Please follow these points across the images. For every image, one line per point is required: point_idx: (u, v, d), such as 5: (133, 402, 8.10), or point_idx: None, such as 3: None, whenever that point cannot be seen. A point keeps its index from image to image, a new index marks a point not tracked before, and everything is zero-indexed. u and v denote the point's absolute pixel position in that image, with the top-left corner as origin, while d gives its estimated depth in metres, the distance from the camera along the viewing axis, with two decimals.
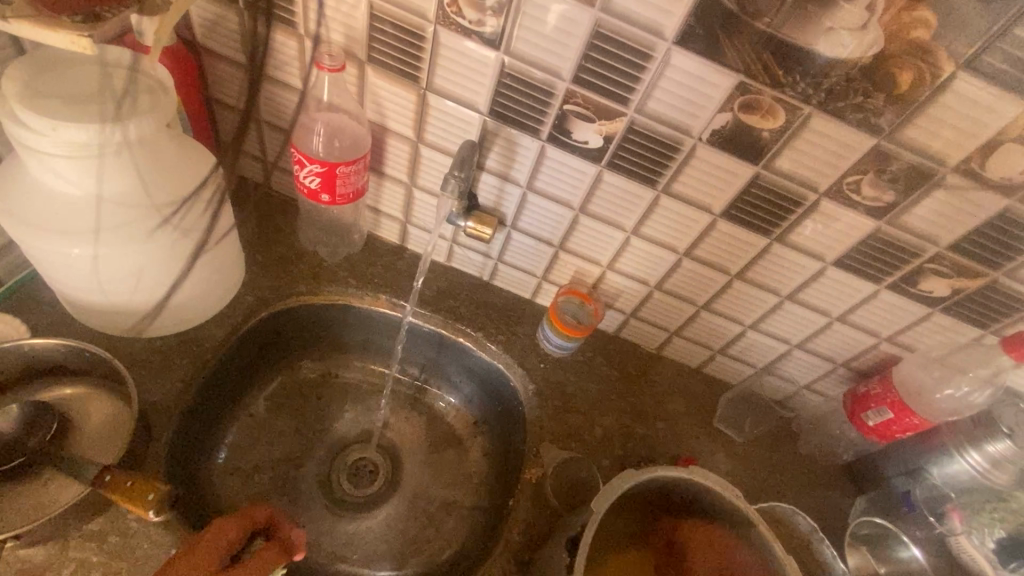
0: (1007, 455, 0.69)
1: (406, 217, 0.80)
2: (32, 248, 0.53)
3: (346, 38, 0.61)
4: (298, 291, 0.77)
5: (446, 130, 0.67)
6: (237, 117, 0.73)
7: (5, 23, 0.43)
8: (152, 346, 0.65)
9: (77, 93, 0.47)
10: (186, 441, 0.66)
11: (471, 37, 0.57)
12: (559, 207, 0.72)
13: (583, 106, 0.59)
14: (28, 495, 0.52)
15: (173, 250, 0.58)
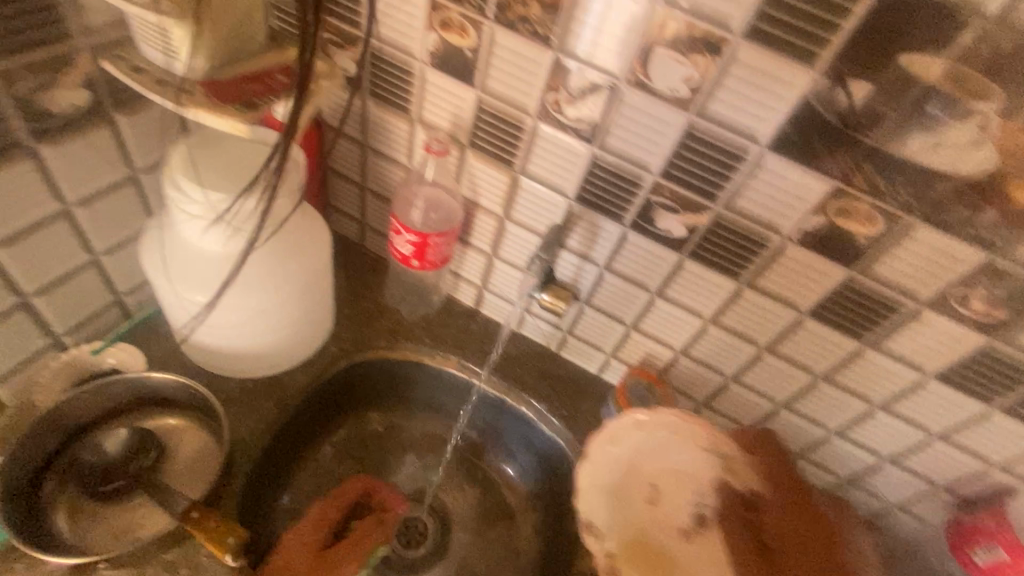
0: None
1: (483, 283, 0.83)
2: (163, 292, 0.60)
3: (453, 124, 0.67)
4: (377, 345, 0.81)
5: (533, 210, 0.71)
6: (347, 183, 0.81)
7: (185, 109, 0.51)
8: (243, 386, 0.70)
9: (227, 166, 0.54)
10: (259, 482, 0.69)
11: (566, 130, 0.61)
12: (637, 289, 0.72)
13: (669, 198, 0.61)
14: (122, 517, 0.57)
15: (279, 306, 0.63)
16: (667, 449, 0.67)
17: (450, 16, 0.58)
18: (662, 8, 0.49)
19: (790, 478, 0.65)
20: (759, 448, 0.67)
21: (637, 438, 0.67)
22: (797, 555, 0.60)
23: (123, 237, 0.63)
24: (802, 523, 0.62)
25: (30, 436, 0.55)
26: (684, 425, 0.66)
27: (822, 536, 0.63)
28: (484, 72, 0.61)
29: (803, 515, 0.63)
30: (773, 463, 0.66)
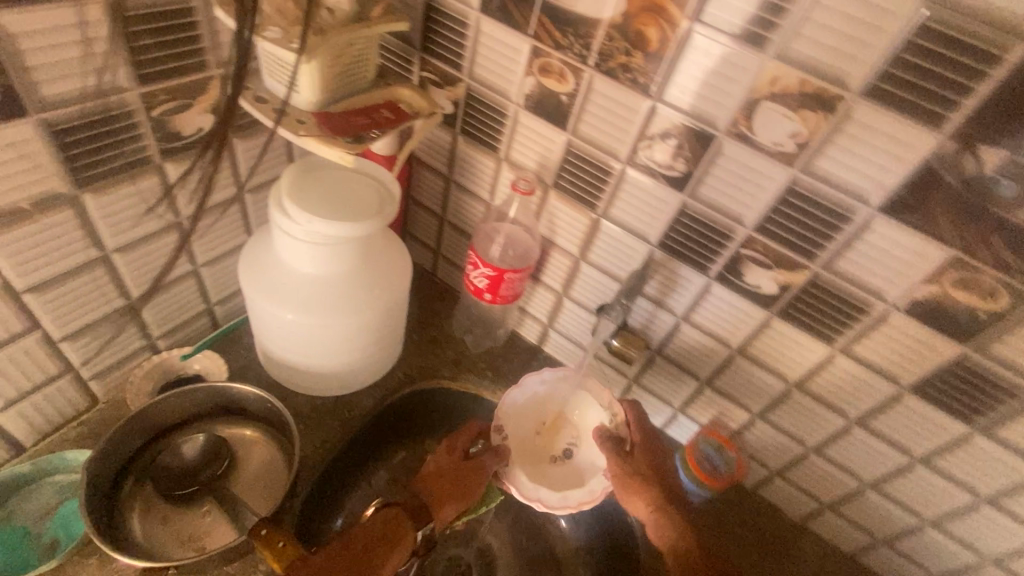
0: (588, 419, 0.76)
1: (550, 321, 0.82)
2: (253, 307, 0.62)
3: (539, 164, 0.68)
4: (440, 375, 0.81)
5: (612, 254, 0.70)
6: (427, 213, 0.83)
7: (298, 137, 0.53)
8: (311, 403, 0.72)
9: (329, 194, 0.57)
10: (315, 503, 0.69)
11: (657, 177, 0.60)
12: (715, 344, 0.69)
13: (762, 253, 0.59)
14: (187, 524, 0.59)
15: (357, 330, 0.64)
16: (554, 402, 0.79)
17: (550, 63, 0.59)
18: (774, 64, 0.48)
19: (652, 433, 0.71)
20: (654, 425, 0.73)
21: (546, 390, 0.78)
22: (640, 472, 0.68)
23: (222, 251, 0.67)
24: (650, 455, 0.69)
25: (118, 436, 0.57)
26: (597, 390, 0.77)
27: (670, 477, 0.69)
28: (578, 116, 0.61)
29: (656, 457, 0.69)
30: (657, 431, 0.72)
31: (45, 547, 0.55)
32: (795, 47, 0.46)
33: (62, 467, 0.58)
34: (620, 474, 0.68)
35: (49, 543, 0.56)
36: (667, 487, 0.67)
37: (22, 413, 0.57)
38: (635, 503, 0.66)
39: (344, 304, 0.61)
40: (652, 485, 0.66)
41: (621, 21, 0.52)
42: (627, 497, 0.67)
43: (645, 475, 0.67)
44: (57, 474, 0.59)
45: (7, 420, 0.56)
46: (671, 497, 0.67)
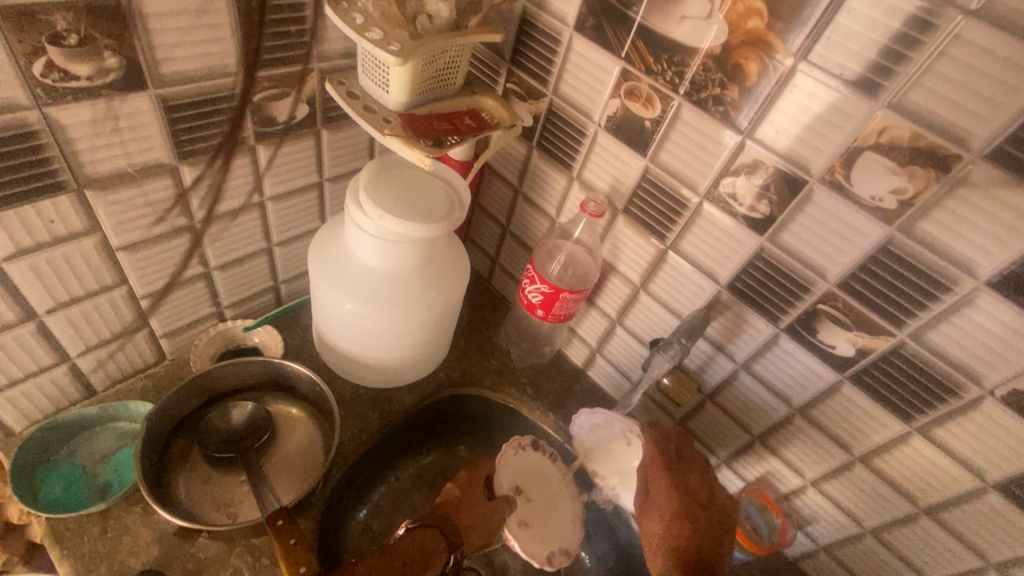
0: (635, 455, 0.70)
1: (598, 346, 0.80)
2: (316, 292, 0.65)
3: (611, 188, 0.67)
4: (481, 383, 0.81)
5: (676, 289, 0.67)
6: (492, 222, 0.84)
7: (382, 135, 0.54)
8: (355, 392, 0.73)
9: (402, 193, 0.58)
10: (344, 492, 0.70)
11: (735, 216, 0.58)
12: (774, 398, 0.65)
13: (842, 312, 0.54)
14: (224, 488, 0.61)
15: (410, 329, 0.65)
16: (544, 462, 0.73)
17: (639, 87, 0.58)
18: (885, 113, 0.44)
19: (668, 479, 0.62)
20: (677, 461, 0.64)
21: (613, 429, 0.72)
22: (656, 534, 0.60)
23: (295, 233, 0.70)
24: (666, 508, 0.61)
25: (180, 393, 0.60)
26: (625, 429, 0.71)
27: (691, 530, 0.59)
28: (659, 144, 0.59)
29: (673, 508, 0.60)
30: (673, 470, 0.63)
31: (97, 490, 0.59)
32: (911, 97, 0.43)
33: (126, 415, 0.63)
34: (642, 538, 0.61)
35: (100, 486, 0.59)
36: (688, 546, 0.58)
37: (98, 359, 0.61)
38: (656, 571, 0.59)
39: (401, 302, 0.62)
40: (672, 542, 0.59)
41: (720, 53, 0.51)
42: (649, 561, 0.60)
43: (660, 536, 0.60)
44: (120, 421, 0.63)
45: (85, 364, 0.60)
46: (695, 559, 0.58)
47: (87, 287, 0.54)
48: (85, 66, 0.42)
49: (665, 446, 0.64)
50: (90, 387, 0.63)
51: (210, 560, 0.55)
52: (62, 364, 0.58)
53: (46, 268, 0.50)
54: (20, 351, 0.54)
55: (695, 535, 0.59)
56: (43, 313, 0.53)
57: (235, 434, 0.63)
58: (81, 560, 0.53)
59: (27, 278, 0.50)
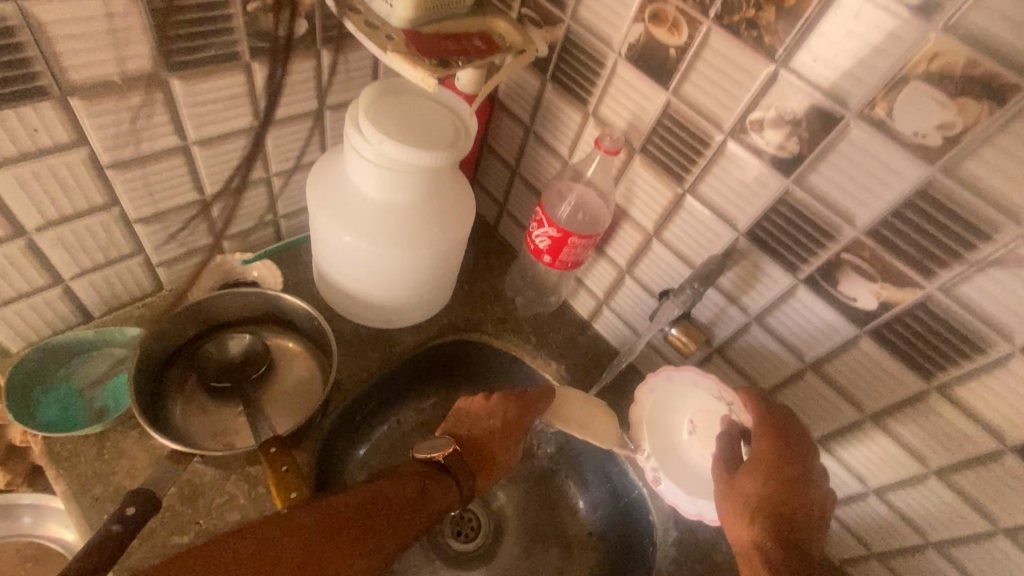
0: (700, 422, 0.62)
1: (606, 297, 0.78)
2: (315, 224, 0.62)
3: (629, 126, 0.62)
4: (483, 329, 0.79)
5: (690, 237, 0.64)
6: (502, 164, 0.80)
7: (382, 53, 0.50)
8: (355, 332, 0.72)
9: (406, 120, 0.55)
10: (341, 429, 0.69)
11: (760, 156, 0.54)
12: (786, 354, 0.62)
13: (867, 262, 0.51)
14: (221, 418, 0.61)
15: (412, 267, 0.63)
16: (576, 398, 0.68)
17: (665, 10, 0.53)
18: (940, 36, 0.40)
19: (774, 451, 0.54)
20: (792, 434, 0.55)
21: (687, 403, 0.64)
22: (756, 495, 0.52)
23: (295, 163, 0.67)
24: (774, 473, 0.53)
25: (176, 320, 0.59)
26: (694, 394, 0.64)
27: (795, 503, 0.52)
28: (683, 75, 0.55)
29: (784, 475, 0.53)
30: (789, 443, 0.54)
31: (93, 413, 0.59)
32: (972, 15, 0.38)
33: (122, 342, 0.62)
34: (727, 496, 0.54)
35: (97, 409, 0.59)
36: (786, 519, 0.52)
37: (94, 283, 0.60)
38: (737, 533, 0.53)
39: (404, 237, 0.59)
40: (764, 514, 0.52)
41: None
42: (730, 524, 0.53)
43: (763, 500, 0.52)
44: (116, 346, 0.62)
45: (80, 287, 0.59)
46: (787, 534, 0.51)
47: (78, 205, 0.52)
48: None
49: (775, 417, 0.56)
50: (86, 312, 0.62)
51: (204, 485, 0.55)
52: (56, 286, 0.57)
53: (31, 181, 0.48)
54: (11, 267, 0.52)
55: (796, 511, 0.52)
56: (32, 231, 0.51)
57: (233, 366, 0.62)
58: (76, 479, 0.53)
59: (12, 190, 0.47)
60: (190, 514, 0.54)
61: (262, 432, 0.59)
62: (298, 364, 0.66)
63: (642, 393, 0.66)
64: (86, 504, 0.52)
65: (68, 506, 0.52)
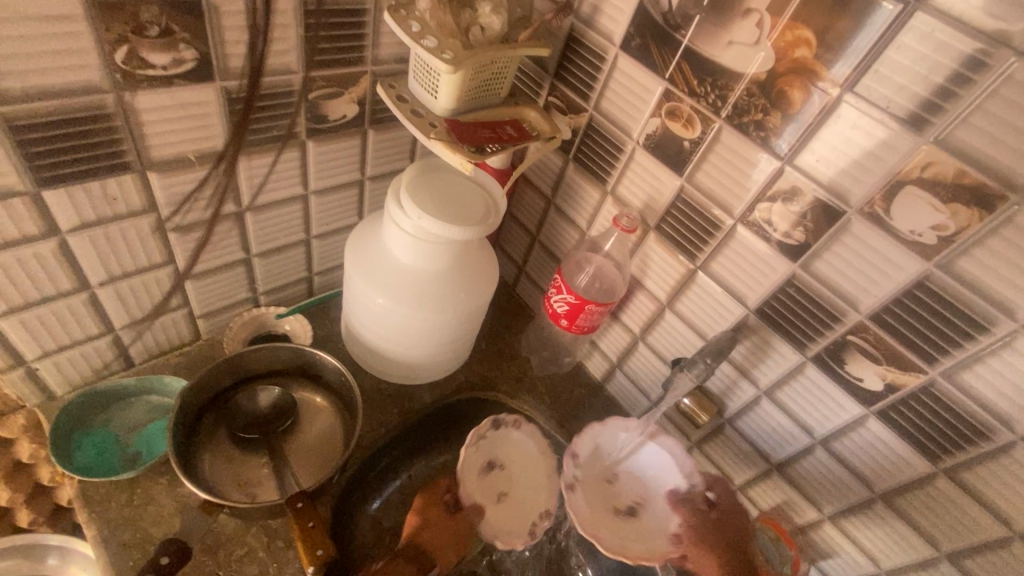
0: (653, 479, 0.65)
1: (619, 361, 0.80)
2: (350, 284, 0.66)
3: (645, 205, 0.67)
4: (499, 388, 0.81)
5: (702, 310, 0.67)
6: (523, 231, 0.85)
7: (427, 139, 0.56)
8: (377, 386, 0.75)
9: (442, 195, 0.60)
10: (358, 483, 0.71)
11: (768, 241, 0.58)
12: (796, 428, 0.64)
13: (872, 344, 0.54)
14: (246, 469, 0.63)
15: (438, 328, 0.67)
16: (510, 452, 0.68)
17: (680, 108, 0.59)
18: (930, 148, 0.44)
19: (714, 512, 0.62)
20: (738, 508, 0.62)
21: (646, 457, 0.66)
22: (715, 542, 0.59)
23: (333, 227, 0.72)
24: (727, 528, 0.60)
25: (214, 372, 0.63)
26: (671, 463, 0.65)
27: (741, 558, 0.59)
28: (697, 165, 0.60)
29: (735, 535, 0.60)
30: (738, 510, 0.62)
31: (128, 459, 0.61)
32: (958, 133, 0.43)
33: (160, 390, 0.65)
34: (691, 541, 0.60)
35: (131, 456, 0.62)
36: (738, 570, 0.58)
37: (141, 333, 0.64)
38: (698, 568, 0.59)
39: (432, 300, 0.63)
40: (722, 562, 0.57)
41: (765, 79, 0.51)
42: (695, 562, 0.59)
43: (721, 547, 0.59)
44: (153, 395, 0.65)
45: (128, 336, 0.63)
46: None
47: (139, 263, 0.57)
48: (160, 55, 0.45)
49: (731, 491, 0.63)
50: (129, 359, 0.65)
51: (226, 535, 0.57)
52: (107, 335, 0.61)
53: (103, 242, 0.53)
54: (70, 318, 0.56)
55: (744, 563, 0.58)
56: (96, 285, 0.56)
57: (262, 417, 0.65)
58: (106, 525, 0.55)
59: (86, 250, 0.52)
60: (211, 565, 0.55)
61: (285, 487, 0.61)
62: (328, 412, 0.69)
63: (620, 423, 0.67)
64: (114, 550, 0.54)
65: (96, 552, 0.54)
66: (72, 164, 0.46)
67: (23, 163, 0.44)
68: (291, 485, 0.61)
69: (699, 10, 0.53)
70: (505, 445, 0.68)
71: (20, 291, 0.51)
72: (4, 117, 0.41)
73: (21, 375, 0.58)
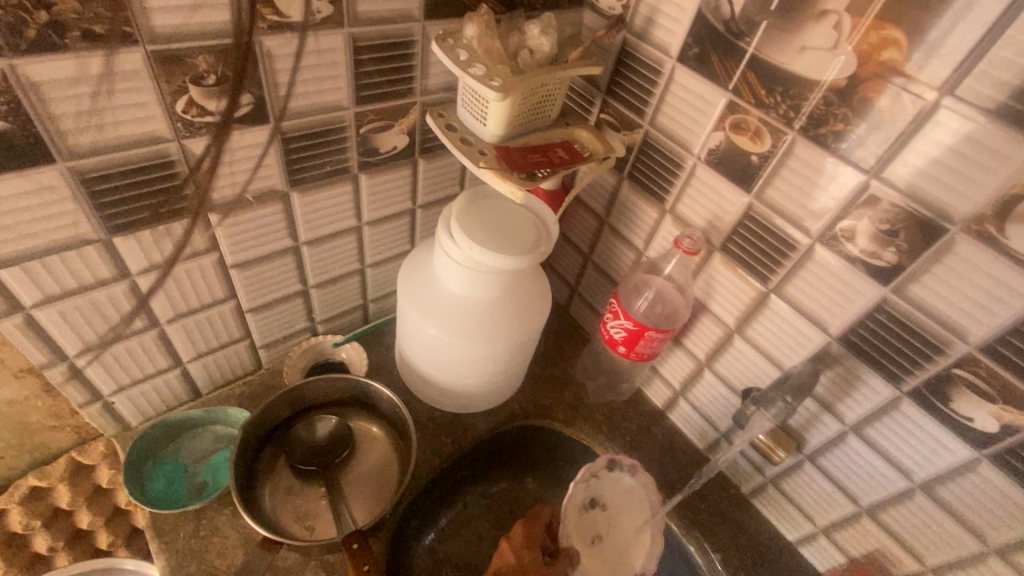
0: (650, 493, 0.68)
1: (682, 388, 0.76)
2: (403, 314, 0.66)
3: (709, 224, 0.63)
4: (554, 416, 0.78)
5: (777, 337, 0.61)
6: (576, 252, 0.83)
7: (477, 167, 0.55)
8: (430, 415, 0.74)
9: (492, 223, 0.59)
10: (415, 513, 0.70)
11: (853, 262, 0.52)
12: (890, 469, 0.57)
13: (984, 379, 0.47)
14: (305, 499, 0.63)
15: (490, 357, 0.65)
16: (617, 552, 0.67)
17: (747, 120, 0.54)
18: None
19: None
20: None
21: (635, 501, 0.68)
22: None
23: (386, 256, 0.72)
24: None
25: (273, 404, 0.64)
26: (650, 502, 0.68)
27: None
28: (766, 180, 0.55)
29: None
30: None
31: (195, 488, 0.63)
32: None
33: (225, 420, 0.67)
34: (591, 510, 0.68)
35: (198, 485, 0.63)
36: None
37: (206, 365, 0.66)
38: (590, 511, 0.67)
39: (485, 330, 0.62)
40: None
41: (846, 85, 0.46)
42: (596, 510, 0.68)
43: None
44: (218, 425, 0.68)
45: (194, 368, 0.65)
46: None
47: (203, 299, 0.59)
48: (218, 102, 0.45)
49: None
50: (196, 390, 0.68)
51: (286, 570, 0.57)
52: (176, 369, 0.63)
53: (170, 282, 0.55)
54: (141, 354, 0.59)
55: None
56: (165, 322, 0.58)
57: (321, 448, 0.65)
58: (174, 556, 0.57)
59: (154, 290, 0.54)
60: None
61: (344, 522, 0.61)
62: (382, 441, 0.69)
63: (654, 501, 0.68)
64: None
65: None
66: (139, 211, 0.48)
67: (94, 212, 0.46)
68: (349, 519, 0.61)
69: (767, 15, 0.48)
70: (615, 488, 0.69)
71: (98, 332, 0.53)
72: (77, 172, 0.43)
73: (99, 409, 0.61)
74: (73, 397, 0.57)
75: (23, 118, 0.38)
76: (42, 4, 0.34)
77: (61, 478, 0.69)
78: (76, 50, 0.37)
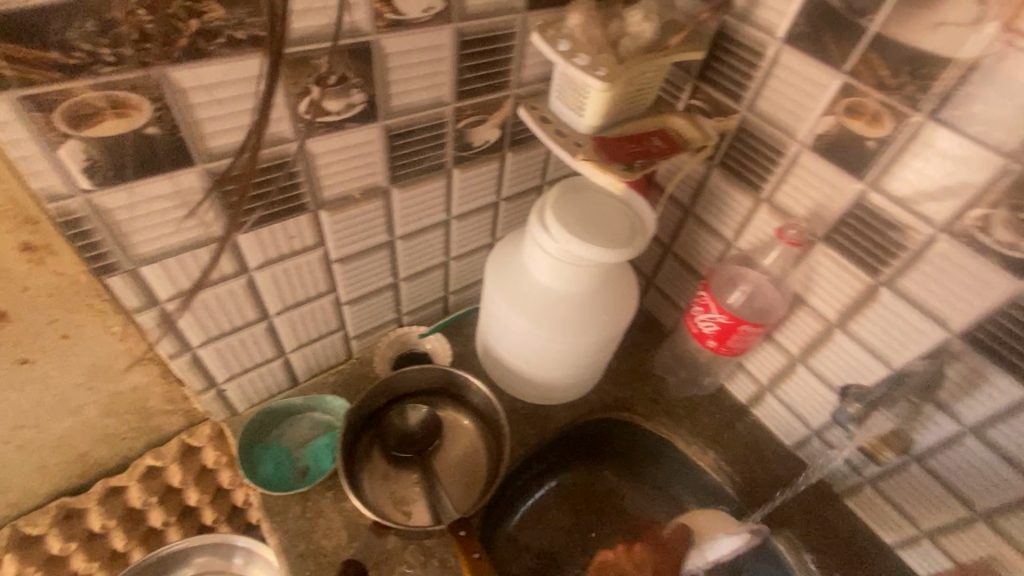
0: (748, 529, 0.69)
1: (770, 384, 0.74)
2: (491, 306, 0.66)
3: (811, 214, 0.60)
4: (635, 409, 0.78)
5: (886, 333, 0.58)
6: (656, 243, 0.81)
7: (574, 159, 0.54)
8: (512, 406, 0.75)
9: (586, 215, 0.58)
10: (500, 499, 0.72)
11: (984, 254, 0.48)
12: (1014, 473, 0.54)
13: None
14: (399, 484, 0.66)
15: (579, 351, 0.65)
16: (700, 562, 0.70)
17: (864, 103, 0.51)
18: None
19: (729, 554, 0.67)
20: None
21: None
22: None
23: (470, 248, 0.73)
24: None
25: (370, 393, 0.66)
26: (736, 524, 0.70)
27: None
28: (883, 167, 0.52)
29: None
30: None
31: (299, 471, 0.66)
32: None
33: (322, 407, 0.70)
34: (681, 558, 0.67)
35: (301, 469, 0.67)
36: None
37: (304, 356, 0.68)
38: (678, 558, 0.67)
39: (576, 323, 0.62)
40: None
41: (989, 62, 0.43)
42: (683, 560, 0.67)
43: None
44: (315, 412, 0.71)
45: (295, 357, 0.68)
46: None
47: (307, 293, 0.61)
48: (336, 102, 0.46)
49: None
50: (294, 378, 0.71)
51: (387, 552, 0.59)
52: (279, 358, 0.66)
53: (281, 276, 0.57)
54: (251, 345, 0.62)
55: None
56: (274, 315, 0.60)
57: (414, 435, 0.67)
58: (285, 534, 0.60)
59: (267, 285, 0.57)
60: None
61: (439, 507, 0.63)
62: (469, 429, 0.70)
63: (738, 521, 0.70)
64: (293, 559, 0.59)
65: (280, 558, 0.59)
66: (259, 210, 0.50)
67: (222, 212, 0.48)
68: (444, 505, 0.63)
69: None
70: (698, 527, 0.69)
71: (218, 325, 0.57)
72: (211, 173, 0.45)
73: (212, 395, 0.64)
74: (192, 384, 0.61)
75: (170, 123, 0.40)
76: (195, 14, 0.36)
77: (174, 458, 0.74)
78: (219, 56, 0.39)
